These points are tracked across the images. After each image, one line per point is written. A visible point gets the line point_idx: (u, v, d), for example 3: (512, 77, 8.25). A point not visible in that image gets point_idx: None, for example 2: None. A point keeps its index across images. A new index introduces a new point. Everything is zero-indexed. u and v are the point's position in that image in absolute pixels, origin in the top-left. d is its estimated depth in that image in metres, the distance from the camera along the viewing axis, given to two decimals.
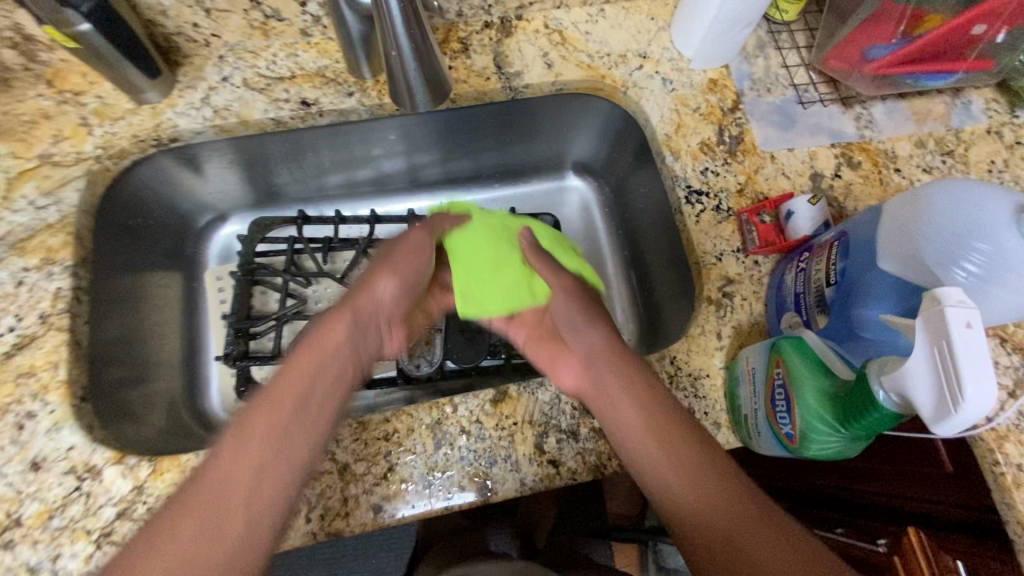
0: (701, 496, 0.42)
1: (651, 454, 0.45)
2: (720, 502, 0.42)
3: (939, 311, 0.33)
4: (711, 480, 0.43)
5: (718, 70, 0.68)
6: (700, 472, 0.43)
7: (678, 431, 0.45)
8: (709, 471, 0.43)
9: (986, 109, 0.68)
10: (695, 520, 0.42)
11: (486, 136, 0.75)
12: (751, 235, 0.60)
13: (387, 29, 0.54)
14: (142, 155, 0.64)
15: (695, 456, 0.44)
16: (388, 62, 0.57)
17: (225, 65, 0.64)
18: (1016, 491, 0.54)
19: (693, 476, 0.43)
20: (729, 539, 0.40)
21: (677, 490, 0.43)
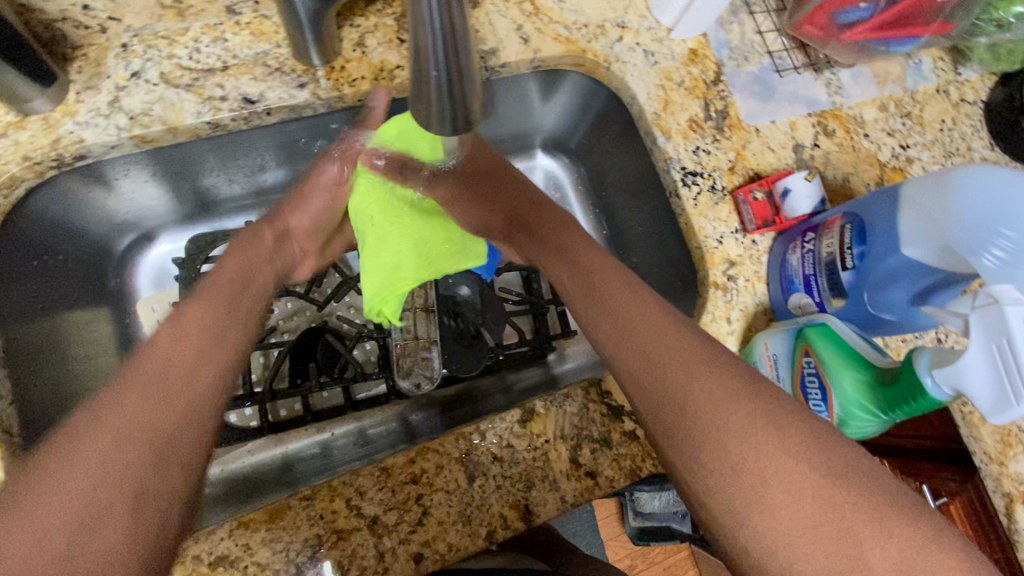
0: (692, 408, 0.38)
1: (645, 373, 0.40)
2: (719, 421, 0.37)
3: (997, 310, 0.34)
4: (723, 401, 0.37)
5: (697, 39, 0.65)
6: (719, 399, 0.37)
7: (676, 347, 0.40)
8: (713, 385, 0.38)
9: (934, 69, 0.71)
10: (708, 443, 0.36)
11: None
12: (748, 214, 0.59)
13: (422, 41, 0.32)
14: (39, 180, 0.51)
15: (705, 384, 0.38)
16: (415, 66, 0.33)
17: (133, 57, 0.52)
18: (982, 426, 0.61)
19: (701, 395, 0.38)
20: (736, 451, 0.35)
21: (661, 414, 0.39)
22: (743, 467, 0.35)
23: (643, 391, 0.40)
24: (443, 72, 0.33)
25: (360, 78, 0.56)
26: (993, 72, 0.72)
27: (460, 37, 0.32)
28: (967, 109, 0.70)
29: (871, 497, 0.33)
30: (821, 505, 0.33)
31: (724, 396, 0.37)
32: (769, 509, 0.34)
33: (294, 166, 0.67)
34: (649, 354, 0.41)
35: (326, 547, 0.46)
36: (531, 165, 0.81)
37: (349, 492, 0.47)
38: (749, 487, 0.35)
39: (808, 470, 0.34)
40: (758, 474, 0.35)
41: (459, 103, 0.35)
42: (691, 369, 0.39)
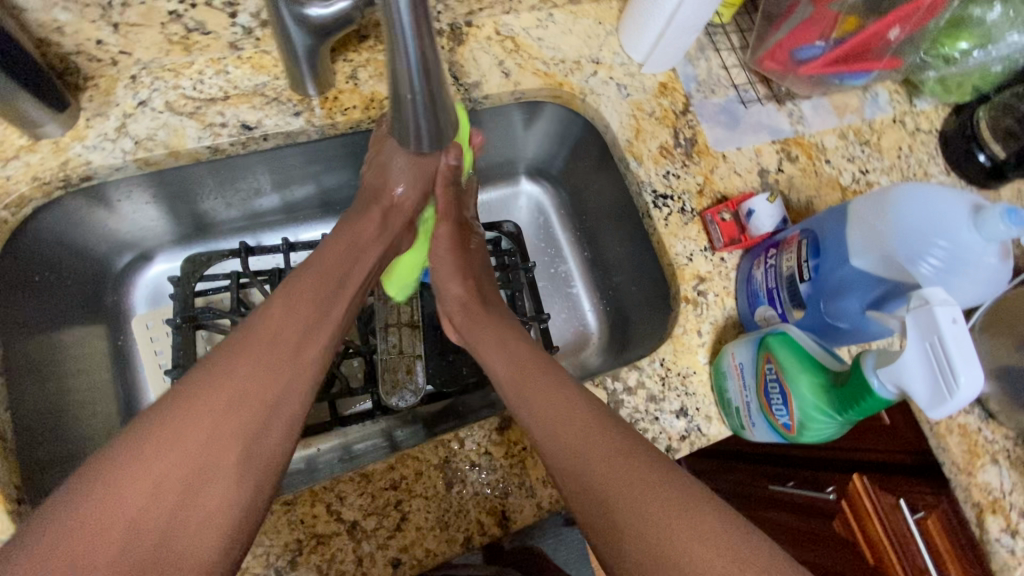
0: (611, 497, 0.42)
1: (564, 449, 0.46)
2: (640, 509, 0.41)
3: (927, 310, 0.38)
4: (627, 470, 0.43)
5: (666, 73, 0.71)
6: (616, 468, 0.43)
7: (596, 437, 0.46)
8: (629, 479, 0.43)
9: (890, 101, 0.76)
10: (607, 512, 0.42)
11: None
12: (716, 234, 0.62)
13: (400, 67, 0.38)
14: (48, 200, 0.55)
15: (622, 472, 0.43)
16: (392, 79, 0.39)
17: (141, 87, 0.56)
18: (948, 437, 0.63)
19: (605, 466, 0.44)
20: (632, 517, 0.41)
21: (590, 505, 0.43)
22: (659, 548, 0.39)
23: (557, 461, 0.46)
24: (417, 91, 0.40)
25: (351, 107, 0.60)
26: (945, 104, 0.77)
27: (432, 65, 0.38)
28: (922, 138, 0.75)
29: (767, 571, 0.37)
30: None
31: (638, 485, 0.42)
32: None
33: (288, 190, 0.70)
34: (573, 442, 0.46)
35: (307, 550, 0.47)
36: (516, 191, 0.85)
37: (330, 497, 0.48)
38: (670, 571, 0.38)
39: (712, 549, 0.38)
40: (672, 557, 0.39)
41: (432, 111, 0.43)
42: (609, 461, 0.44)
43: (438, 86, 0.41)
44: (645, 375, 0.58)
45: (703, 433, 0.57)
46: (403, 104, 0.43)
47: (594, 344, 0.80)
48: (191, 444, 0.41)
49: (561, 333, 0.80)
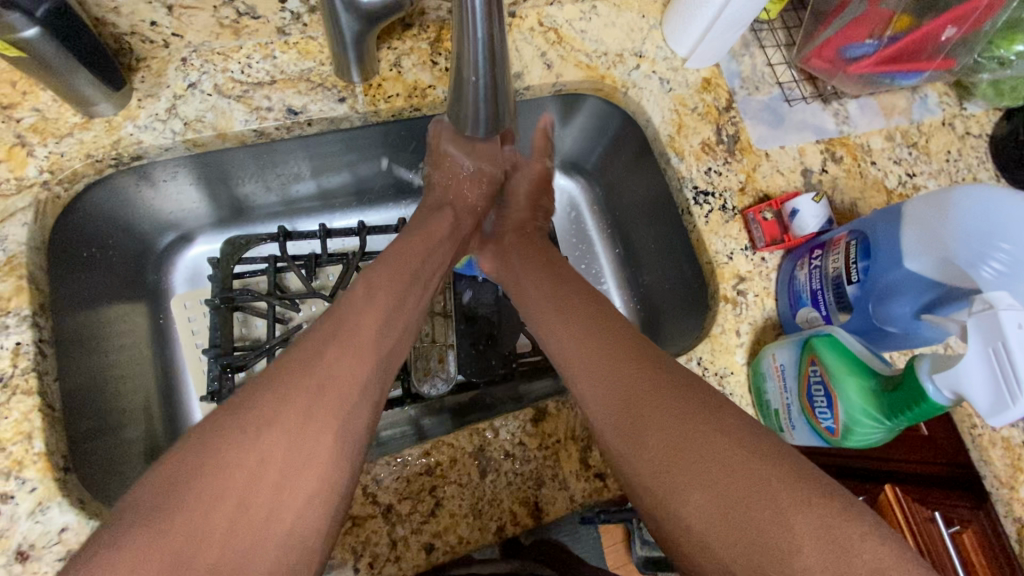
0: (642, 408, 0.43)
1: (633, 411, 0.43)
2: (669, 421, 0.42)
3: (992, 315, 0.37)
4: (708, 438, 0.40)
5: (710, 69, 0.70)
6: (690, 434, 0.40)
7: (633, 360, 0.46)
8: (661, 393, 0.43)
9: (940, 103, 0.74)
10: (678, 480, 0.39)
11: None
12: (757, 233, 0.61)
13: (466, 47, 0.39)
14: (98, 177, 0.56)
15: (655, 391, 0.43)
16: (457, 60, 0.40)
17: (191, 69, 0.57)
18: (991, 450, 0.61)
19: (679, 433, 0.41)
20: (707, 487, 0.38)
21: (622, 416, 0.44)
22: (682, 457, 0.40)
23: (623, 422, 0.43)
24: (480, 74, 0.41)
25: (394, 95, 0.61)
26: (997, 108, 0.74)
27: (498, 49, 0.39)
28: (972, 142, 0.73)
29: (793, 483, 0.37)
30: (748, 486, 0.37)
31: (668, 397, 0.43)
32: (703, 492, 0.38)
33: (326, 176, 0.71)
34: (607, 364, 0.47)
35: (342, 531, 0.47)
36: None
37: (366, 480, 0.49)
38: (693, 476, 0.39)
39: (741, 458, 0.39)
40: (700, 463, 0.39)
41: (490, 99, 0.44)
42: (642, 380, 0.45)
43: (500, 71, 0.42)
44: None
45: None
46: (462, 89, 0.44)
47: None
48: (246, 432, 0.39)
49: None
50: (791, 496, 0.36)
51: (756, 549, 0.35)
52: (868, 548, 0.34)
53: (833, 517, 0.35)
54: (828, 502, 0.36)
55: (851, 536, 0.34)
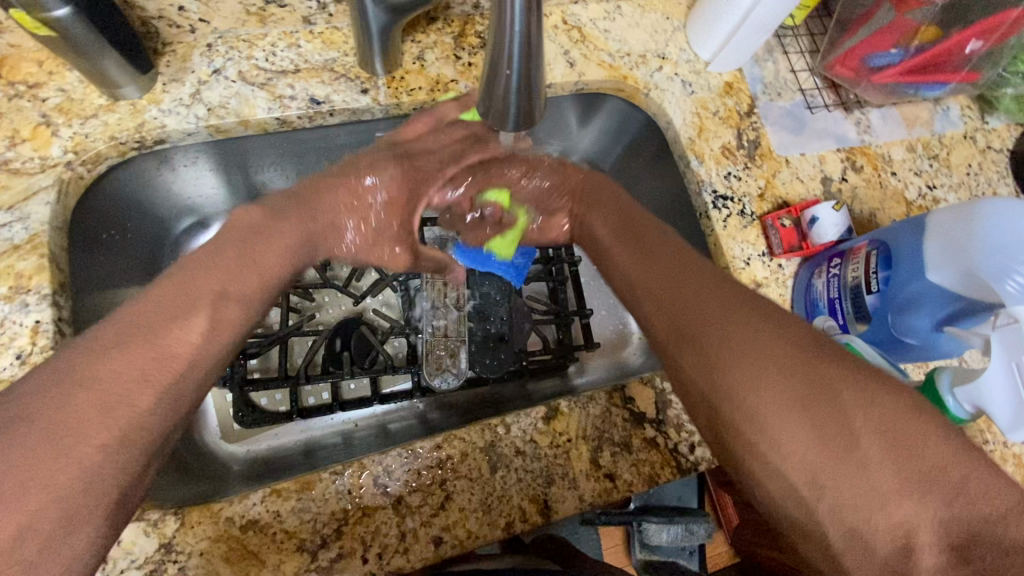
0: (700, 304, 0.39)
1: (686, 303, 0.39)
2: (729, 315, 0.37)
3: (1016, 330, 0.37)
4: (768, 329, 0.36)
5: (732, 73, 0.69)
6: (751, 321, 0.37)
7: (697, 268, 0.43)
8: (723, 293, 0.39)
9: (962, 116, 0.74)
10: (735, 362, 0.35)
11: None
12: (775, 239, 0.61)
13: (502, 43, 0.40)
14: (119, 157, 0.57)
15: (719, 291, 0.39)
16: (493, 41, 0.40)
17: (215, 55, 0.57)
18: (1002, 467, 0.60)
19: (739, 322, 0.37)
20: (767, 370, 0.34)
21: (680, 312, 0.39)
22: (740, 342, 0.35)
23: (676, 315, 0.39)
24: (515, 70, 0.41)
25: (416, 88, 0.60)
26: (1019, 123, 0.74)
27: (534, 38, 0.40)
28: (993, 156, 0.72)
29: (860, 376, 0.33)
30: (811, 381, 0.33)
31: (725, 296, 0.38)
32: (767, 377, 0.34)
33: None
34: (663, 271, 0.43)
35: (352, 521, 0.47)
36: None
37: (376, 471, 0.49)
38: (751, 369, 0.34)
39: (801, 356, 0.34)
40: (757, 357, 0.35)
41: (525, 90, 0.43)
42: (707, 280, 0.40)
43: (535, 71, 0.42)
44: None
45: None
46: (493, 86, 0.44)
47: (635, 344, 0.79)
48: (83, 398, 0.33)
49: (601, 328, 0.79)
50: (854, 395, 0.32)
51: (820, 432, 0.32)
52: (936, 448, 0.30)
53: (896, 417, 0.31)
54: (894, 399, 0.32)
55: (916, 434, 0.31)
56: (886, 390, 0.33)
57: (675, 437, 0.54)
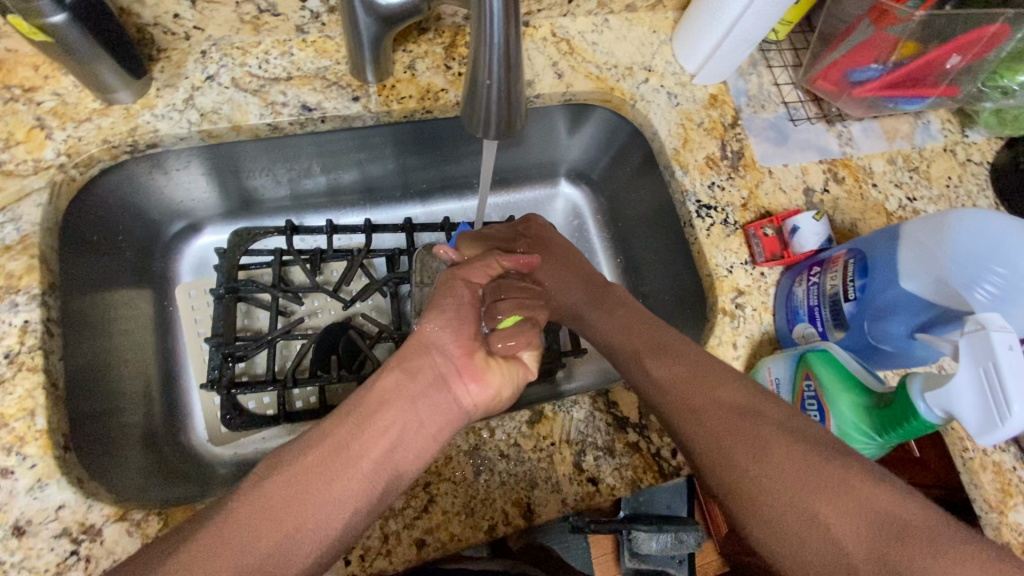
0: (699, 440, 0.46)
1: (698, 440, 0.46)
2: (722, 450, 0.44)
3: (984, 335, 0.38)
4: (763, 461, 0.42)
5: (717, 86, 0.71)
6: (745, 456, 0.43)
7: (697, 384, 0.49)
8: (717, 423, 0.46)
9: (942, 130, 0.76)
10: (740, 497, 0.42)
11: (469, 139, 0.73)
12: (757, 248, 0.62)
13: (482, 52, 0.41)
14: (114, 162, 0.58)
15: (715, 418, 0.46)
16: (475, 55, 0.41)
17: (209, 62, 0.59)
18: (980, 473, 0.61)
19: (740, 456, 0.43)
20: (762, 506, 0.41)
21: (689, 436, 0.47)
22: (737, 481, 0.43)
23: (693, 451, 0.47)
24: (496, 81, 0.42)
25: (407, 96, 0.62)
26: (998, 137, 0.75)
27: (512, 52, 0.41)
28: (973, 169, 0.74)
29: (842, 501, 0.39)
30: (798, 514, 0.39)
31: (722, 423, 0.45)
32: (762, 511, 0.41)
33: (337, 174, 0.72)
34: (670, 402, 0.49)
35: None
36: (554, 192, 0.86)
37: None
38: (747, 508, 0.42)
39: (791, 489, 0.40)
40: (751, 499, 0.42)
41: (505, 103, 0.44)
42: (700, 410, 0.47)
43: (516, 80, 0.43)
44: None
45: None
46: (476, 93, 0.44)
47: None
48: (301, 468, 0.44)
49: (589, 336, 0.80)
50: (837, 520, 0.38)
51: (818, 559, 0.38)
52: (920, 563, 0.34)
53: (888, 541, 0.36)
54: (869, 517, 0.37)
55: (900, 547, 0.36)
56: (876, 514, 0.37)
57: (658, 441, 0.55)
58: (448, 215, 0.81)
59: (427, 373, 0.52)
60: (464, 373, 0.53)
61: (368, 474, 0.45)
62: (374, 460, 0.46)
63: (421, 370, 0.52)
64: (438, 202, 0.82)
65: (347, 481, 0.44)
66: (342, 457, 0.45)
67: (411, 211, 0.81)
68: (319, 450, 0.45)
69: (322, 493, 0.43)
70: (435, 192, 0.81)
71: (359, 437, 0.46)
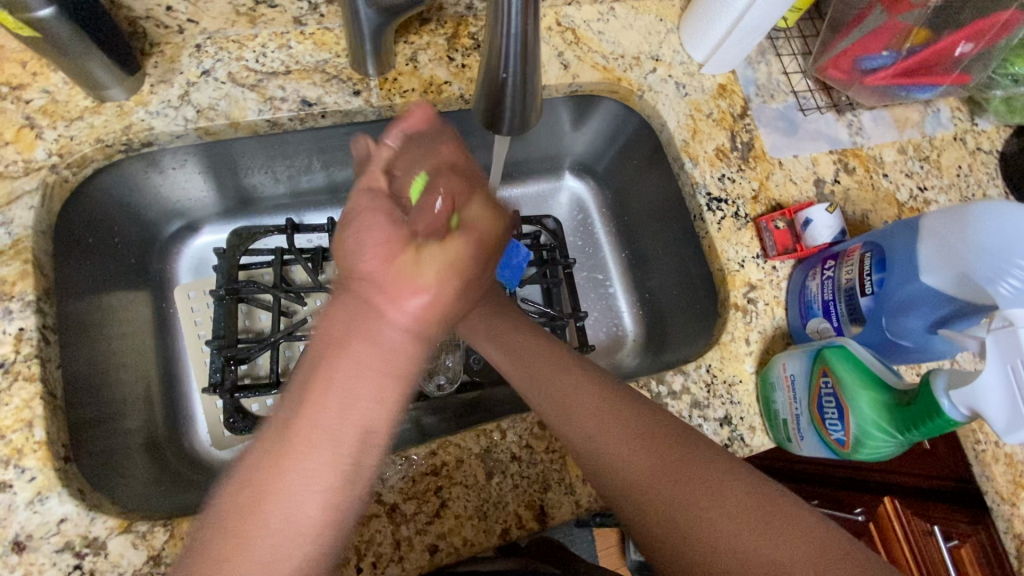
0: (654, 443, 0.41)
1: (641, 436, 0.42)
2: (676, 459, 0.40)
3: (1012, 333, 0.37)
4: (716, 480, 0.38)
5: (726, 75, 0.69)
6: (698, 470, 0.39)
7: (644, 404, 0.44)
8: (646, 455, 0.40)
9: (952, 118, 0.74)
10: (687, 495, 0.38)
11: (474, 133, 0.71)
12: (769, 241, 0.61)
13: (497, 44, 0.40)
14: (107, 162, 0.56)
15: (639, 454, 0.41)
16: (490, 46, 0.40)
17: (205, 56, 0.56)
18: (993, 465, 0.61)
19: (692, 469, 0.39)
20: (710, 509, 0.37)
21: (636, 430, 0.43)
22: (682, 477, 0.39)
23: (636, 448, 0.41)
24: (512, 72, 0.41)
25: (410, 90, 0.60)
26: (1007, 125, 0.74)
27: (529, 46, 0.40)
28: (983, 158, 0.73)
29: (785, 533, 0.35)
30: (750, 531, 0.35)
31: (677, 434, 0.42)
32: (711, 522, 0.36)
33: (337, 170, 0.70)
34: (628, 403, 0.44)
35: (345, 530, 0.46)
36: (559, 186, 0.85)
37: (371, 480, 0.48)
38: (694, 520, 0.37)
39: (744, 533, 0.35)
40: (684, 532, 0.37)
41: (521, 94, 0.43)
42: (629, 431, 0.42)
43: (530, 71, 0.42)
44: (690, 380, 0.56)
45: (746, 442, 0.55)
46: (488, 86, 0.43)
47: (630, 346, 0.78)
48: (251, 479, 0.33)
49: (597, 331, 0.79)
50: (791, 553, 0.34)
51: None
52: None
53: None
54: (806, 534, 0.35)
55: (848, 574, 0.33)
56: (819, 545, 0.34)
57: None
58: None
59: (344, 309, 0.37)
60: (388, 286, 0.37)
61: (328, 443, 0.34)
62: (339, 421, 0.34)
63: (352, 335, 0.36)
64: None
65: (304, 462, 0.33)
66: (296, 430, 0.34)
67: None
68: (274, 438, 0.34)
69: (281, 488, 0.33)
70: None
71: (303, 407, 0.35)
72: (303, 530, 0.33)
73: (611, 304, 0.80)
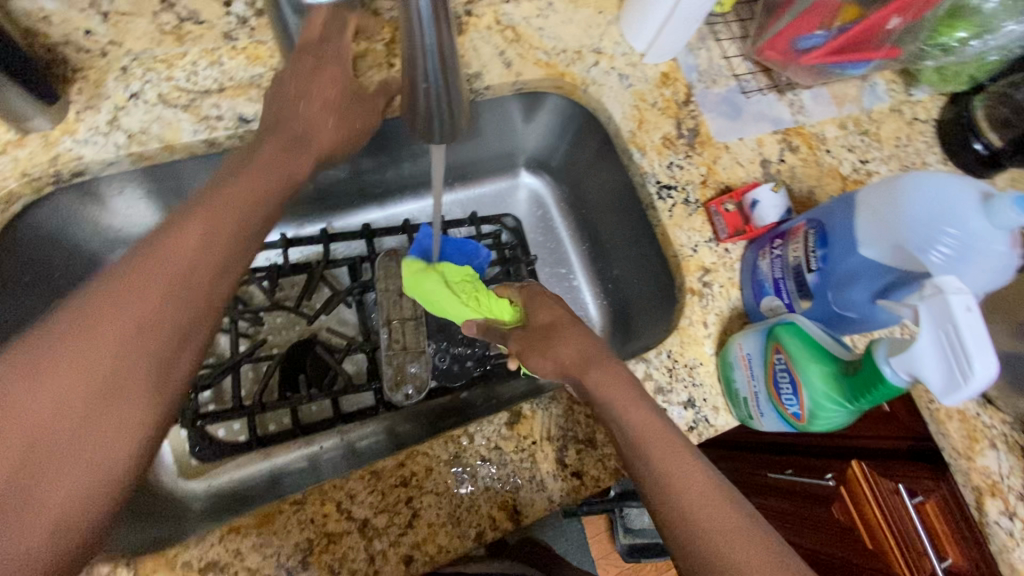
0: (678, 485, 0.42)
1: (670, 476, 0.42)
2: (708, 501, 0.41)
3: (943, 299, 0.38)
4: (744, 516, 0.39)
5: (668, 63, 0.70)
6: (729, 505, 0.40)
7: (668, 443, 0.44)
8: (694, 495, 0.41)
9: (888, 90, 0.77)
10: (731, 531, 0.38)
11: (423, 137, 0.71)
12: (720, 225, 0.62)
13: (416, 59, 0.39)
14: (36, 196, 0.53)
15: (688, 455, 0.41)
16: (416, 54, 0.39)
17: (132, 78, 0.55)
18: (947, 422, 0.64)
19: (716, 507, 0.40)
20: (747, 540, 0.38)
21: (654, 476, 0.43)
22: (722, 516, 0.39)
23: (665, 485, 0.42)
24: (433, 83, 0.41)
25: None
26: (942, 93, 0.77)
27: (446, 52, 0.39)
28: (920, 127, 0.75)
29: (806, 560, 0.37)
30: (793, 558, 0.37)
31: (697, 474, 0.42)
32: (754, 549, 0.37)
33: None
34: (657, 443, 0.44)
35: (317, 551, 0.46)
36: (515, 184, 0.85)
37: (340, 496, 0.47)
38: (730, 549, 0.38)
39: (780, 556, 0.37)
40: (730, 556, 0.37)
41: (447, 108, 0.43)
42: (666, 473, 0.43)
43: (453, 77, 0.41)
44: (652, 367, 0.57)
45: (710, 422, 0.56)
46: (414, 98, 0.43)
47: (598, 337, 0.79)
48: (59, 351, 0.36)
49: None
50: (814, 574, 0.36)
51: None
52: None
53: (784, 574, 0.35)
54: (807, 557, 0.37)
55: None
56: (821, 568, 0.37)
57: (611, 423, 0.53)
58: (408, 217, 0.79)
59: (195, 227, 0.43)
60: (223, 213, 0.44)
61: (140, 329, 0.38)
62: (144, 312, 0.38)
63: (196, 217, 0.43)
64: (396, 204, 0.80)
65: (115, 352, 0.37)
66: (110, 311, 0.38)
67: (369, 216, 0.79)
68: (89, 300, 0.38)
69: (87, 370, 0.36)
70: (391, 196, 0.79)
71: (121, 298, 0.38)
72: (89, 421, 0.35)
73: (576, 297, 0.81)
